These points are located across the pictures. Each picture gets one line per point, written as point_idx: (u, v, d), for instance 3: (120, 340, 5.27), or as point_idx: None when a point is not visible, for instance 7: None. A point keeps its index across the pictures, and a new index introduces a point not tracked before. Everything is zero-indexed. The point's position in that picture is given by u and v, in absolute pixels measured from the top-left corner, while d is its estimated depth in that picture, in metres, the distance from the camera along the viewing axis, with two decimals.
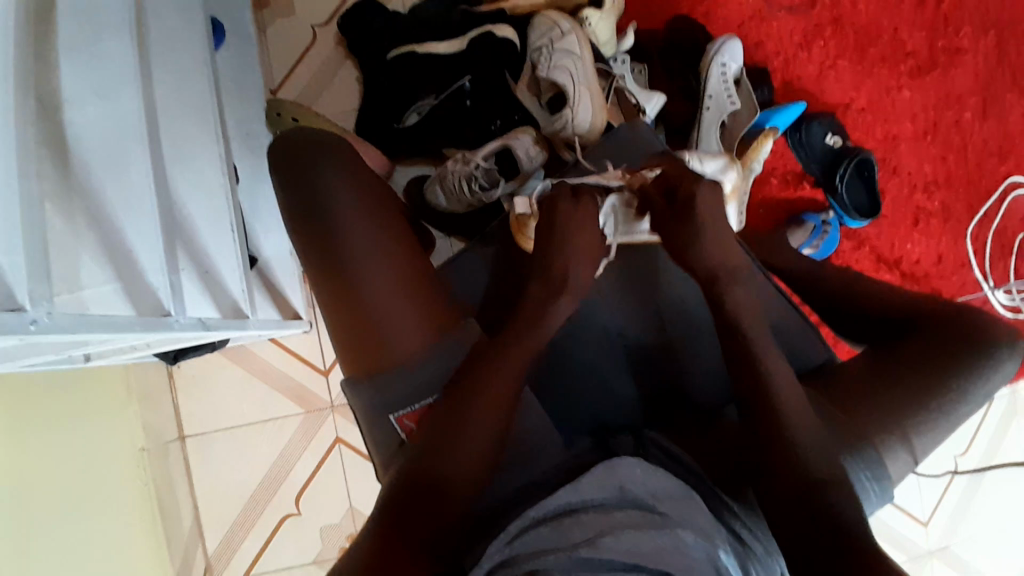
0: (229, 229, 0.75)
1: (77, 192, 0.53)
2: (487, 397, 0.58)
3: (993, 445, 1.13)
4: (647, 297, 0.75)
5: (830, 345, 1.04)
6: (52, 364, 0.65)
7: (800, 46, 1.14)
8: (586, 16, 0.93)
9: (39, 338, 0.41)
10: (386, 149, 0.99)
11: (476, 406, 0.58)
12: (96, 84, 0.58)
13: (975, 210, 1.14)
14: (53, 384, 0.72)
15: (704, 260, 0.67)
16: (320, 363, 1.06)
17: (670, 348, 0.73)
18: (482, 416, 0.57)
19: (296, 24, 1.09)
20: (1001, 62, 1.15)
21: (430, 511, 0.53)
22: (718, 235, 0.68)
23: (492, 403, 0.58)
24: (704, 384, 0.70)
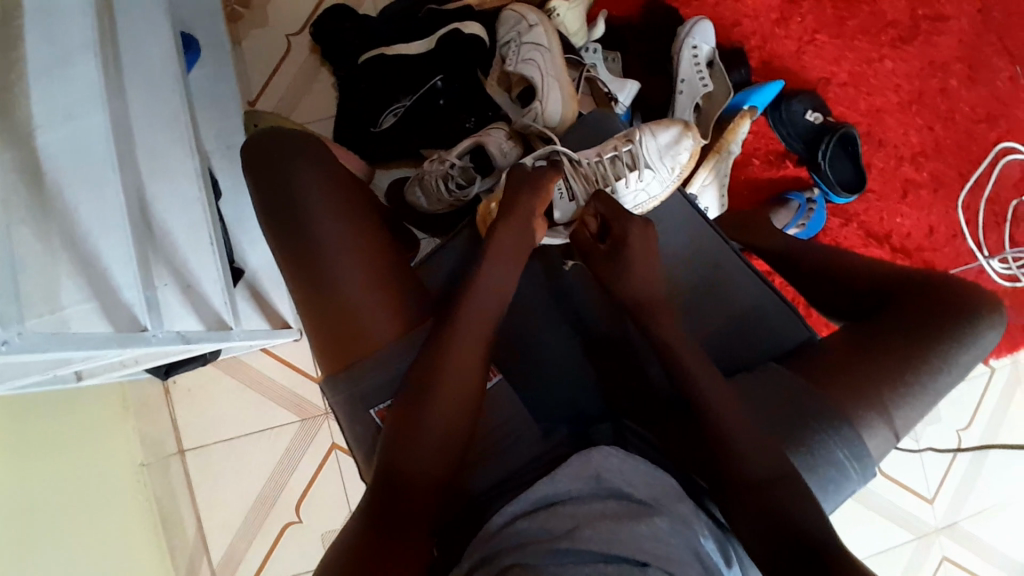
0: (209, 240, 0.73)
1: (53, 218, 0.56)
2: (459, 384, 0.58)
3: (996, 418, 1.12)
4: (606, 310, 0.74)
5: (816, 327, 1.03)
6: (42, 384, 0.66)
7: (777, 23, 1.13)
8: (553, 8, 0.94)
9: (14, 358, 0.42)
10: (364, 155, 0.98)
11: (442, 390, 0.57)
12: (61, 108, 0.59)
13: (966, 179, 1.13)
14: (49, 405, 0.73)
15: (639, 284, 0.67)
16: (313, 371, 1.07)
17: None
18: (448, 402, 0.57)
19: (270, 35, 1.09)
20: (984, 26, 1.14)
21: (405, 503, 0.53)
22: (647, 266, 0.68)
23: (459, 387, 0.58)
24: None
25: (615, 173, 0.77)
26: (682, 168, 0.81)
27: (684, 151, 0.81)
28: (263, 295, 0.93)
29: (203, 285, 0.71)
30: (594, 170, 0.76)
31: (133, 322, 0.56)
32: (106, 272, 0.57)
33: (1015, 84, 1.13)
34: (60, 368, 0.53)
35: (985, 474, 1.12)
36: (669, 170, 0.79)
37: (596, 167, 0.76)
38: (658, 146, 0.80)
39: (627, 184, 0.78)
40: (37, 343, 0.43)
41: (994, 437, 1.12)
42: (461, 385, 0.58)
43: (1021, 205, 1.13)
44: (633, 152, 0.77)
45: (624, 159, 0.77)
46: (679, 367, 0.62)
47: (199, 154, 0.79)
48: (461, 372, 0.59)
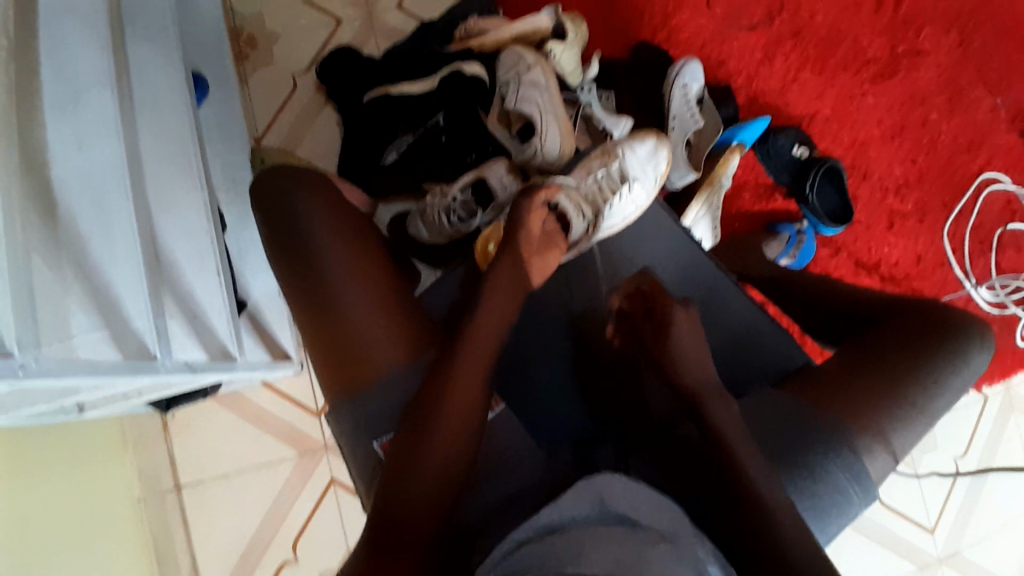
0: (216, 272, 0.76)
1: (65, 244, 0.57)
2: (460, 407, 0.59)
3: (990, 444, 1.14)
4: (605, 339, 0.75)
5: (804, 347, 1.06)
6: (44, 418, 0.67)
7: (762, 62, 1.18)
8: (549, 49, 0.98)
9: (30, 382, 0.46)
10: (374, 191, 1.03)
11: (443, 414, 0.58)
12: (76, 142, 0.61)
13: (950, 209, 1.17)
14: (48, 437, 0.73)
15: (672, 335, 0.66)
16: (313, 405, 1.07)
17: None
18: (448, 425, 0.58)
19: (277, 74, 1.14)
20: (962, 61, 1.19)
21: (406, 526, 0.54)
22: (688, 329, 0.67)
23: (461, 409, 0.59)
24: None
25: (607, 191, 0.77)
26: (664, 178, 0.82)
27: (662, 162, 0.82)
28: (264, 326, 0.94)
29: (208, 315, 0.72)
30: (589, 191, 0.77)
31: (143, 350, 0.58)
32: (118, 301, 0.59)
33: (994, 116, 1.19)
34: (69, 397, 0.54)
35: (984, 500, 1.13)
36: (653, 178, 0.80)
37: (587, 190, 0.78)
38: (639, 158, 0.81)
39: (619, 199, 0.77)
40: (51, 368, 0.47)
41: (989, 462, 1.13)
42: (461, 406, 0.59)
43: (1003, 233, 1.17)
44: (619, 169, 0.79)
45: (613, 177, 0.79)
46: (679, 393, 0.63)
47: (207, 187, 0.81)
48: (463, 394, 0.59)
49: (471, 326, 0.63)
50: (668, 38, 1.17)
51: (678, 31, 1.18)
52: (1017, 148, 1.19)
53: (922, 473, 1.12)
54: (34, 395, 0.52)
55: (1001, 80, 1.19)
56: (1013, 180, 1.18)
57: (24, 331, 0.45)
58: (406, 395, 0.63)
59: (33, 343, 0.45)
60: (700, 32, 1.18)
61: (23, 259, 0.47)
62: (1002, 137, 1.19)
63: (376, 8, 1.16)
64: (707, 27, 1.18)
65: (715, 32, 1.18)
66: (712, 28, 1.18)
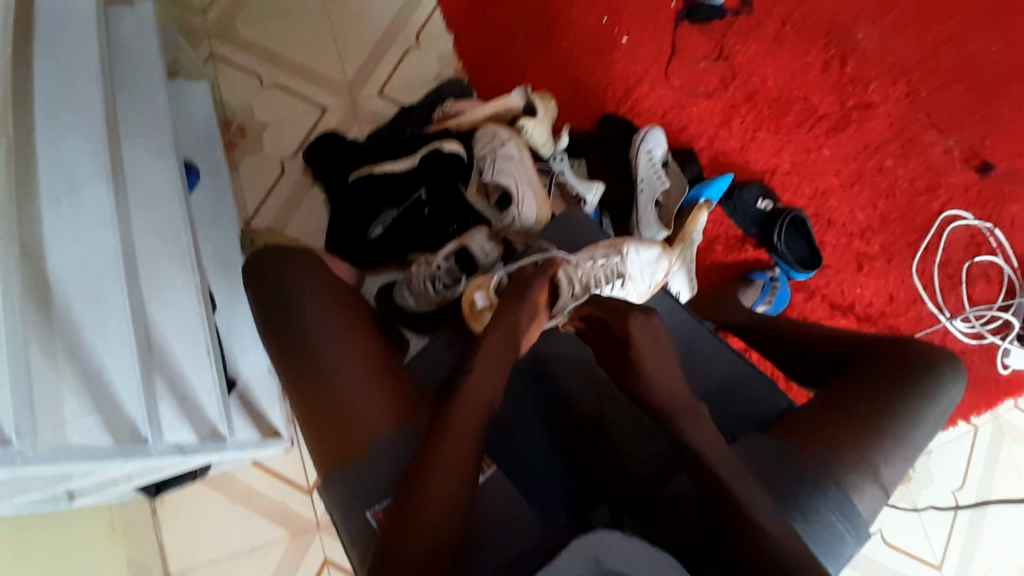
0: (206, 352, 0.76)
1: (59, 331, 0.58)
2: (451, 474, 0.59)
3: (986, 476, 1.14)
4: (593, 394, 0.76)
5: (787, 391, 1.08)
6: (32, 505, 0.65)
7: (720, 125, 1.27)
8: (522, 125, 1.05)
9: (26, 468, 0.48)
10: (357, 261, 1.05)
11: (435, 485, 0.58)
12: (73, 234, 0.64)
13: (916, 247, 1.23)
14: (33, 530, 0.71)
15: (642, 367, 0.67)
16: (304, 482, 1.05)
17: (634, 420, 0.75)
18: (440, 496, 0.58)
19: (266, 160, 1.20)
20: (911, 109, 1.29)
21: None
22: (651, 345, 0.68)
23: (451, 478, 0.59)
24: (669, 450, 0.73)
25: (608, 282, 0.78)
26: (657, 286, 0.85)
27: (660, 271, 0.85)
28: (253, 403, 0.94)
29: (198, 396, 0.73)
30: (589, 272, 0.76)
31: (135, 434, 0.59)
32: (111, 386, 0.60)
33: (949, 157, 1.27)
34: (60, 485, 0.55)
35: (986, 533, 1.13)
36: (647, 284, 0.83)
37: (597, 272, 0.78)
38: (641, 261, 0.83)
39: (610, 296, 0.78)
40: (45, 454, 0.49)
41: (987, 495, 1.14)
42: (451, 473, 0.59)
43: (971, 265, 1.22)
44: (620, 265, 0.80)
45: (614, 270, 0.79)
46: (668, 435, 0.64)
47: (199, 269, 0.83)
48: (454, 456, 0.60)
49: (459, 389, 0.65)
50: (631, 108, 1.27)
51: (640, 102, 1.27)
52: (974, 187, 1.26)
53: (922, 508, 1.13)
54: (27, 482, 0.53)
55: (947, 126, 1.29)
56: (974, 216, 1.25)
57: (22, 419, 0.48)
58: (397, 462, 0.63)
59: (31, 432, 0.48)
60: (662, 101, 1.28)
61: (23, 351, 0.50)
62: (957, 176, 1.27)
63: (359, 95, 1.24)
64: (667, 97, 1.28)
65: (674, 101, 1.28)
66: (673, 97, 1.28)
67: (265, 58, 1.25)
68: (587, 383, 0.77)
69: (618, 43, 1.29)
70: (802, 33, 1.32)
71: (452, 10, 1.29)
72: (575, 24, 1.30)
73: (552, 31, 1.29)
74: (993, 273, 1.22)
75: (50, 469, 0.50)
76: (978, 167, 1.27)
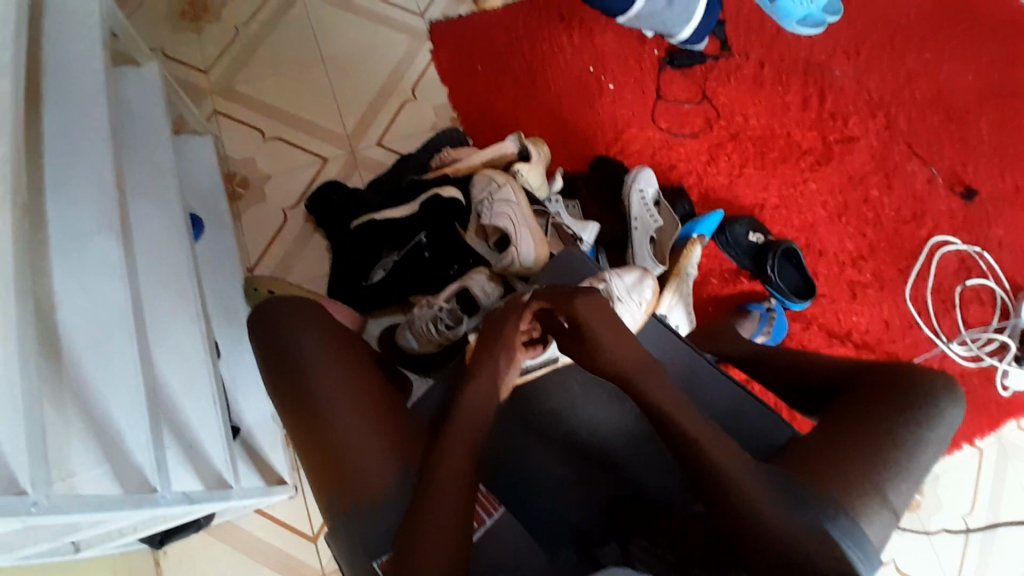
0: (212, 401, 0.76)
1: (68, 383, 0.61)
2: (448, 521, 0.59)
3: (994, 499, 1.14)
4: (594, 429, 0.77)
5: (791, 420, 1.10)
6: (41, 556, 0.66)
7: (708, 163, 1.32)
8: (516, 170, 1.09)
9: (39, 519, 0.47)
10: (361, 306, 1.08)
11: (428, 534, 0.58)
12: (83, 287, 0.65)
13: (907, 273, 1.25)
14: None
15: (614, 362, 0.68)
16: (309, 529, 1.03)
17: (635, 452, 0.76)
18: (435, 544, 0.57)
19: (269, 209, 1.23)
20: (891, 140, 1.35)
21: None
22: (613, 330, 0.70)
23: (447, 525, 0.59)
24: (673, 481, 0.74)
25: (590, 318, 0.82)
26: (650, 306, 0.86)
27: (648, 290, 0.87)
28: (257, 451, 0.93)
29: (205, 444, 0.73)
30: None
31: (144, 484, 0.58)
32: (121, 436, 0.60)
33: (931, 185, 1.32)
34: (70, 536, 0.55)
35: (997, 556, 1.12)
36: (638, 304, 0.85)
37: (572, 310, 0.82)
38: (625, 284, 0.86)
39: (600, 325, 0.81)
40: (60, 504, 0.48)
41: (997, 517, 1.13)
42: (448, 517, 0.59)
43: (964, 289, 1.25)
44: (605, 288, 0.84)
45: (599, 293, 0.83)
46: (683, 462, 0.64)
47: (205, 316, 0.84)
48: (449, 493, 0.61)
49: (455, 429, 0.66)
50: (621, 150, 1.32)
51: (629, 143, 1.32)
52: (959, 212, 1.30)
53: (932, 532, 1.12)
54: (38, 531, 0.54)
55: (927, 156, 1.34)
56: (962, 240, 1.28)
57: (37, 468, 0.47)
58: (397, 503, 0.63)
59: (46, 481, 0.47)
60: (650, 142, 1.32)
61: (39, 401, 0.50)
62: (942, 203, 1.31)
63: (359, 145, 1.29)
64: (655, 137, 1.33)
65: (662, 141, 1.33)
66: (660, 138, 1.33)
67: (267, 113, 1.31)
68: (588, 418, 0.78)
69: (605, 89, 1.36)
70: (781, 73, 1.39)
71: (447, 64, 1.36)
72: (563, 73, 1.36)
73: (542, 80, 1.35)
74: (985, 295, 1.25)
75: (63, 520, 0.49)
76: (962, 193, 1.32)
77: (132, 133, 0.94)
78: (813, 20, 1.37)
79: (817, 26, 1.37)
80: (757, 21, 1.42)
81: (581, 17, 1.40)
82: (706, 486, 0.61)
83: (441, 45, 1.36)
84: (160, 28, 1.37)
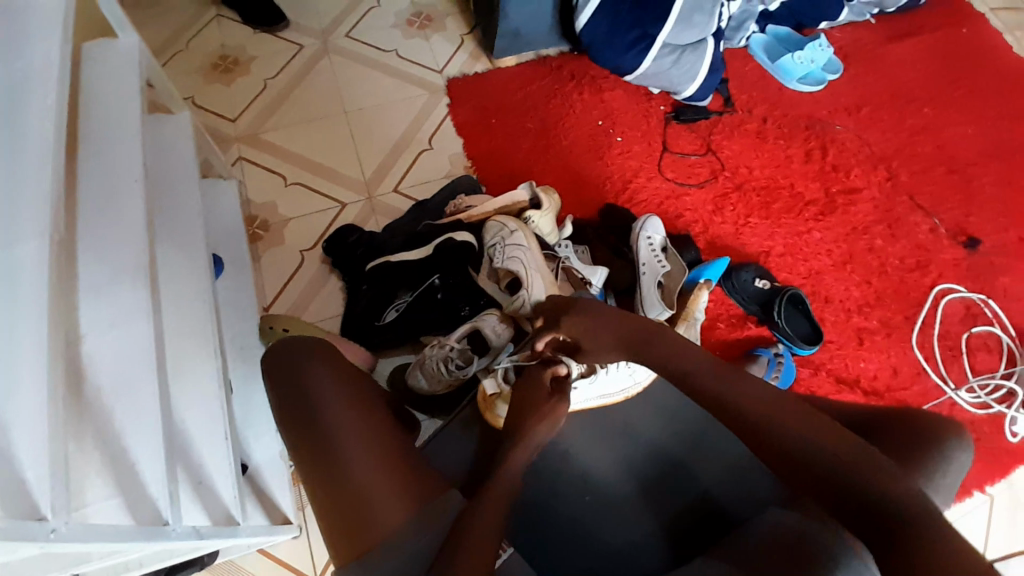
0: (223, 437, 0.76)
1: (90, 414, 0.63)
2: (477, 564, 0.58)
3: (1011, 545, 1.10)
4: (600, 472, 0.78)
5: None
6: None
7: (714, 212, 1.35)
8: (528, 216, 1.13)
9: (57, 546, 0.47)
10: (370, 344, 1.11)
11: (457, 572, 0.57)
12: (111, 323, 0.67)
13: (913, 321, 1.26)
14: None
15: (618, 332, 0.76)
16: (310, 570, 1.01)
17: (643, 496, 0.76)
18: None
19: (287, 250, 1.27)
20: (893, 192, 1.39)
21: None
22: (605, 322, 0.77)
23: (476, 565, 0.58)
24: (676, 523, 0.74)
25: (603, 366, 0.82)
26: None
27: None
28: (264, 489, 0.94)
29: (215, 481, 0.73)
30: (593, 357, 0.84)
31: (157, 516, 0.59)
32: (136, 466, 0.61)
33: (934, 235, 1.34)
34: (77, 567, 0.56)
35: None
36: None
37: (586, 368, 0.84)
38: None
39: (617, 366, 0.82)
40: (77, 531, 0.48)
41: (1009, 549, 1.09)
42: (478, 558, 0.58)
43: (970, 336, 1.25)
44: None
45: None
46: (762, 436, 0.59)
47: (223, 351, 0.86)
48: (480, 534, 0.61)
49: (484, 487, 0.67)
50: (629, 198, 1.36)
51: (637, 192, 1.36)
52: (963, 261, 1.32)
53: None
54: (49, 559, 0.54)
55: (929, 206, 1.37)
56: (967, 288, 1.29)
57: (57, 493, 0.47)
58: (421, 548, 0.60)
59: (66, 508, 0.48)
60: (657, 193, 1.37)
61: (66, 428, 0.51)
62: (946, 252, 1.33)
63: (376, 191, 1.34)
64: (662, 187, 1.37)
65: (668, 191, 1.37)
66: (667, 188, 1.37)
67: (291, 160, 1.37)
68: (593, 459, 0.78)
69: (613, 142, 1.42)
70: (783, 128, 1.46)
71: (464, 117, 1.43)
72: (572, 126, 1.43)
73: (554, 133, 1.42)
74: (992, 343, 1.24)
75: (77, 547, 0.49)
76: (966, 242, 1.34)
77: (163, 174, 0.98)
78: (813, 77, 1.51)
79: (817, 84, 1.50)
80: (759, 79, 1.51)
81: (592, 77, 1.50)
82: (781, 455, 0.57)
83: (459, 99, 1.45)
84: (195, 82, 1.46)
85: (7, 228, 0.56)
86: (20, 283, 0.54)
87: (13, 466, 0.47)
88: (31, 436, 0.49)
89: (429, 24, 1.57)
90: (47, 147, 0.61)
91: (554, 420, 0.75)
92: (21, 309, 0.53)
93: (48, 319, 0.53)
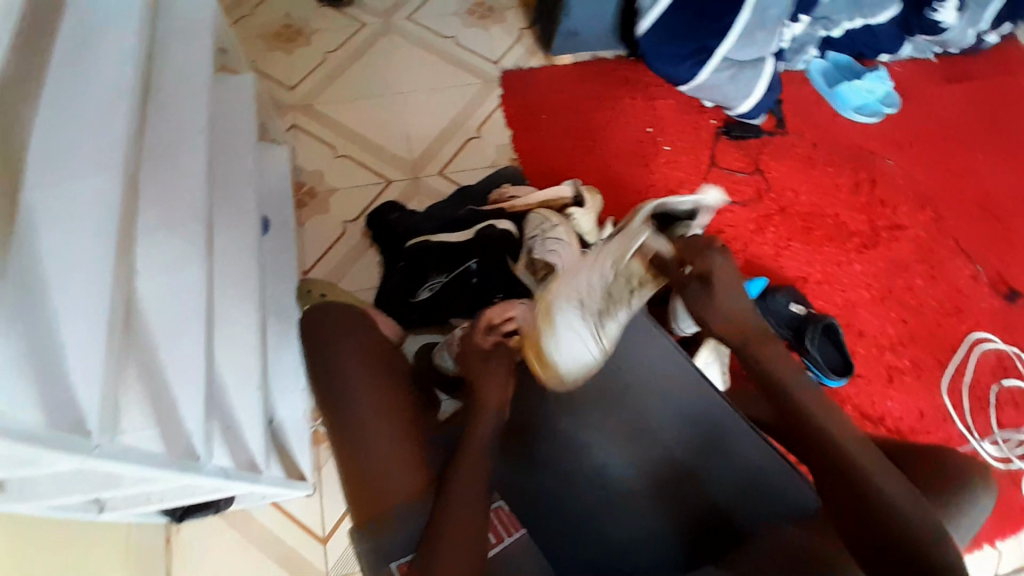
0: (256, 389, 0.79)
1: (135, 348, 0.65)
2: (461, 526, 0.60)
3: None
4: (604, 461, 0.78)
5: None
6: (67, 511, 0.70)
7: (754, 232, 1.34)
8: (571, 212, 1.13)
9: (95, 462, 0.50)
10: (400, 320, 1.13)
11: (444, 544, 0.58)
12: (164, 268, 0.70)
13: (944, 365, 1.23)
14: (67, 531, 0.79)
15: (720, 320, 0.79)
16: (319, 529, 1.05)
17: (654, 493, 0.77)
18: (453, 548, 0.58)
19: (331, 220, 1.30)
20: (939, 233, 1.36)
21: None
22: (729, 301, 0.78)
23: (463, 539, 0.59)
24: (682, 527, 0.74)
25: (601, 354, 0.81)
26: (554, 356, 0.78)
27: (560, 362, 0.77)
28: (285, 446, 0.97)
29: (243, 429, 0.76)
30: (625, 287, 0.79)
31: (190, 451, 0.63)
32: (173, 401, 0.64)
33: (976, 281, 1.31)
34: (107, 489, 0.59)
35: None
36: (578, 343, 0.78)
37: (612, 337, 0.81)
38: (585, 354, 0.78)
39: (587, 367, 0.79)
40: (115, 451, 0.51)
41: None
42: (463, 528, 0.60)
43: (1000, 388, 1.21)
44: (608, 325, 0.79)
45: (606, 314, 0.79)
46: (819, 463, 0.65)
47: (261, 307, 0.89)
48: (466, 505, 0.62)
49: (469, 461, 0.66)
50: None
51: None
52: (1002, 311, 1.28)
53: None
54: (84, 480, 0.58)
55: (974, 252, 1.34)
56: (1002, 339, 1.26)
57: (104, 415, 0.50)
58: (413, 536, 0.62)
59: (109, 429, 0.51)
60: None
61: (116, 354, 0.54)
62: (987, 300, 1.29)
63: (421, 173, 1.36)
64: None
65: None
66: None
67: (342, 133, 1.40)
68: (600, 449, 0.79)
69: (660, 150, 1.42)
70: (833, 154, 1.43)
71: (514, 110, 1.45)
72: (620, 130, 1.43)
73: (603, 136, 1.42)
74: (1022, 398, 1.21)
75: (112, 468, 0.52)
76: (1007, 292, 1.30)
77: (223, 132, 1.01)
78: (869, 108, 1.48)
79: (872, 115, 1.48)
80: (814, 104, 1.49)
81: (645, 83, 1.49)
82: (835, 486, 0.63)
83: (511, 91, 1.47)
84: (259, 49, 1.51)
85: (77, 161, 0.59)
86: (85, 215, 0.57)
87: (64, 384, 0.50)
88: (84, 359, 0.51)
89: (489, 15, 1.59)
90: (122, 93, 0.65)
91: (502, 379, 0.75)
92: (85, 239, 0.56)
93: (113, 252, 0.56)
